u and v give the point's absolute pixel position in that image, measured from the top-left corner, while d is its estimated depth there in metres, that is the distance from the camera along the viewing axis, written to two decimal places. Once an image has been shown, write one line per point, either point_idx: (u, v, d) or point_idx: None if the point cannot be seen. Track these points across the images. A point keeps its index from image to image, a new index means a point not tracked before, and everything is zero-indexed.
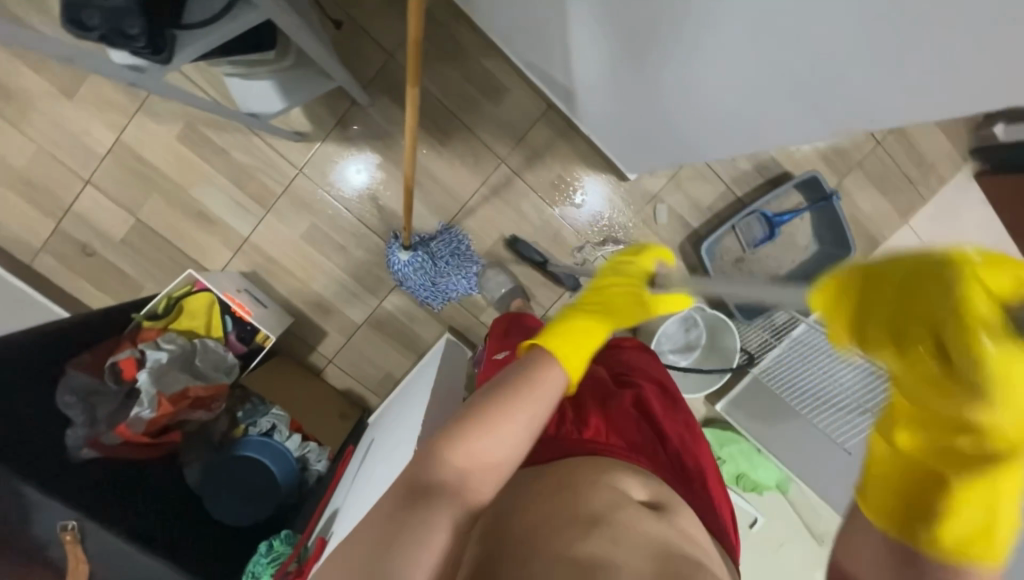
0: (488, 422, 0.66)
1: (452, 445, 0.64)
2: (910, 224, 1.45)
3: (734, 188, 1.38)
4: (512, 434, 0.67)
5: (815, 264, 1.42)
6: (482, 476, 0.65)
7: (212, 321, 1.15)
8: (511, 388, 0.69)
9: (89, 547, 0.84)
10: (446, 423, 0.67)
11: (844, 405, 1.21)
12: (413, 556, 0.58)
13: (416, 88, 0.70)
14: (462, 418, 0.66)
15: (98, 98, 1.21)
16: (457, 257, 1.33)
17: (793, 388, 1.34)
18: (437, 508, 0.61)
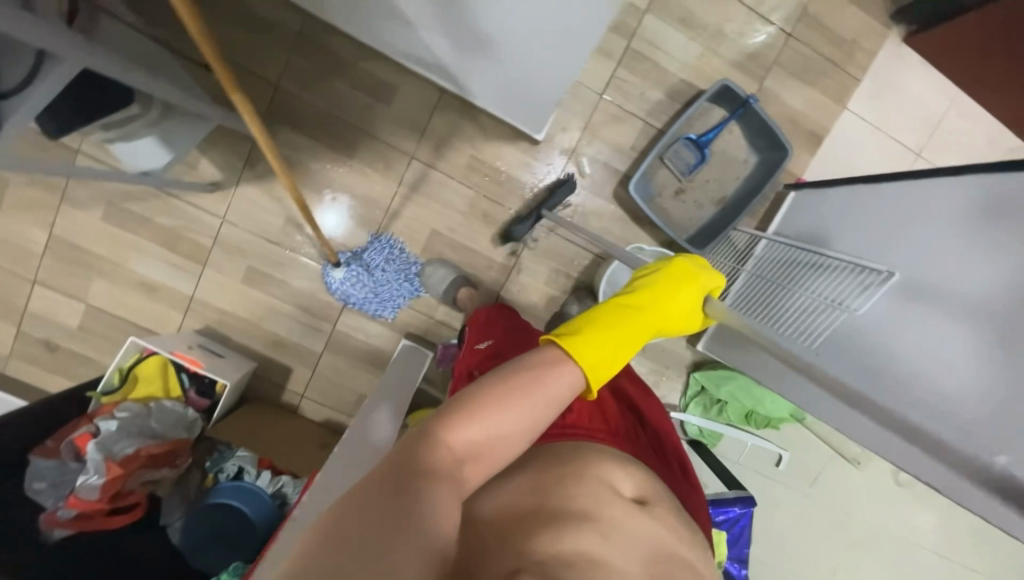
0: (486, 416, 0.58)
1: (455, 428, 0.57)
2: (849, 109, 1.37)
3: (652, 121, 1.33)
4: (511, 430, 0.60)
5: (759, 174, 1.35)
6: (476, 466, 0.58)
7: (168, 382, 1.18)
8: (524, 375, 0.63)
9: None
10: (445, 406, 0.59)
11: (804, 307, 1.09)
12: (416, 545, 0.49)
13: (237, 92, 0.69)
14: (465, 400, 0.59)
15: (22, 201, 1.27)
16: (394, 263, 1.33)
17: (758, 306, 1.20)
18: (433, 493, 0.53)
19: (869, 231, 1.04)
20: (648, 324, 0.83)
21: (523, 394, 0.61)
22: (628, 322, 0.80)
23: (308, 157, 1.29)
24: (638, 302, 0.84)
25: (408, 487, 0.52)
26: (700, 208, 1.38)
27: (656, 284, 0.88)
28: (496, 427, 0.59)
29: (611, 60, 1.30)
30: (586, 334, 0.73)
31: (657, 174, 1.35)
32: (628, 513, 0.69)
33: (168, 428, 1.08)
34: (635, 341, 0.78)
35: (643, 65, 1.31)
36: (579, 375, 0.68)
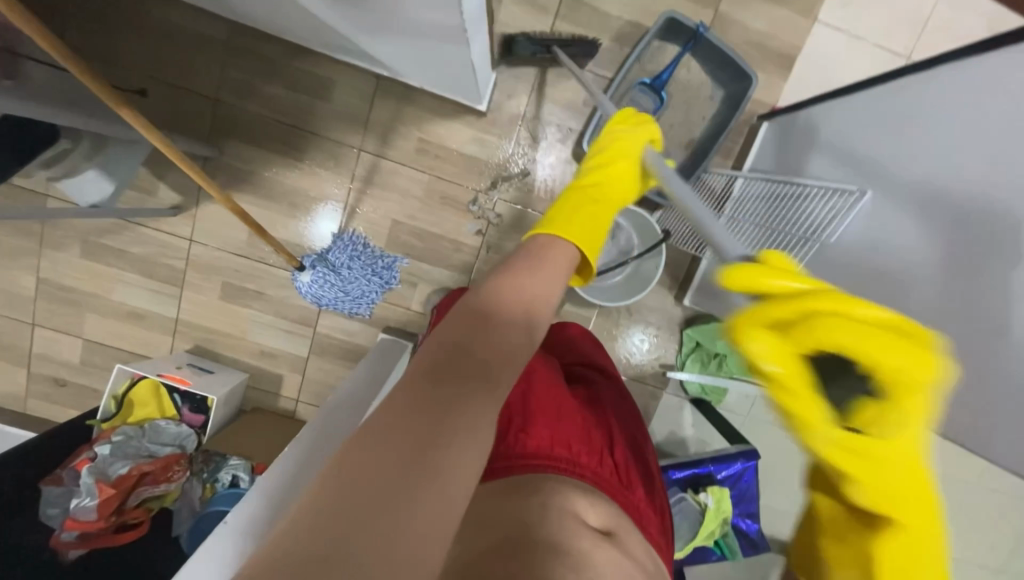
0: (508, 318, 0.53)
1: (470, 326, 0.50)
2: (821, 21, 1.24)
3: (601, 72, 1.26)
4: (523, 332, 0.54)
5: (726, 109, 1.25)
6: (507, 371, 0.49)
7: (162, 402, 1.23)
8: (517, 274, 0.59)
9: None
10: (453, 314, 0.52)
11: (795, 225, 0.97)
12: (458, 465, 0.38)
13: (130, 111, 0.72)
14: (468, 305, 0.53)
15: (7, 250, 1.34)
16: (359, 259, 1.33)
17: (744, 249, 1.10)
18: (469, 399, 0.43)
19: (861, 147, 0.89)
20: (615, 189, 0.80)
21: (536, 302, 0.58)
22: (598, 201, 0.77)
23: (259, 167, 1.29)
24: (601, 176, 0.79)
25: (461, 388, 0.43)
26: (668, 155, 1.30)
27: (617, 150, 0.81)
28: (505, 344, 0.51)
29: (548, 15, 1.22)
30: (563, 222, 0.72)
31: None
32: (595, 543, 0.60)
33: (166, 443, 1.18)
34: (606, 213, 0.76)
35: (583, 13, 1.22)
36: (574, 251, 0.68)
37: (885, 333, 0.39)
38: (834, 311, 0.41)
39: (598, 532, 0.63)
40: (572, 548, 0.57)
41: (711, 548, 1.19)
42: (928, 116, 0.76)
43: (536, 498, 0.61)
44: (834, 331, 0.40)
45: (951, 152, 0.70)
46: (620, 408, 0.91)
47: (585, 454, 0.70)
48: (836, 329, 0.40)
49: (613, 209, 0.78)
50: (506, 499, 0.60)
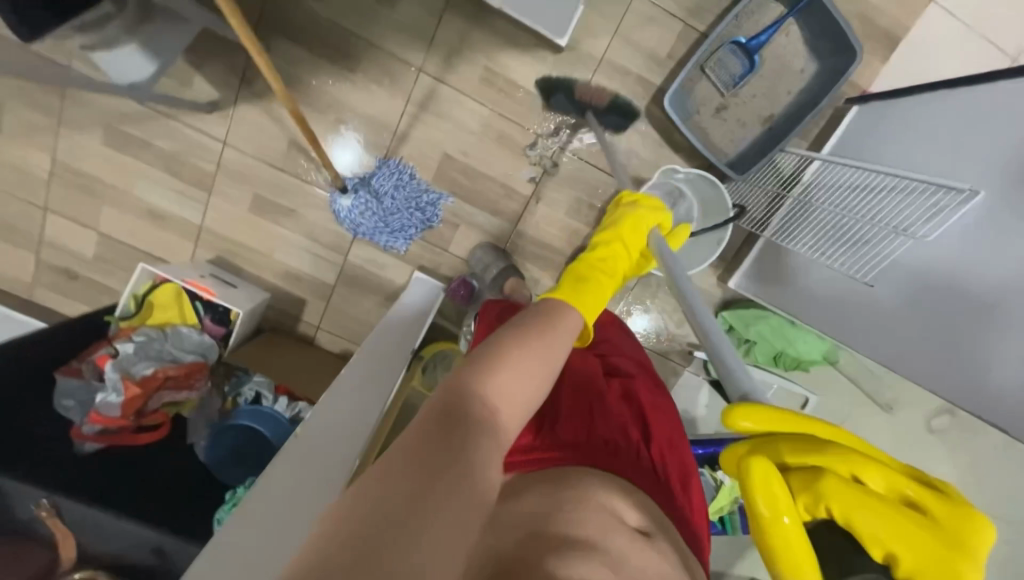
0: (517, 371, 0.61)
1: (483, 373, 0.59)
2: (936, 2, 1.14)
3: (693, 22, 1.15)
4: (530, 379, 0.62)
5: (817, 86, 1.17)
6: (510, 414, 0.59)
7: (184, 308, 1.17)
8: (532, 329, 0.67)
9: (68, 519, 0.90)
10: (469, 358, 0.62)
11: (879, 218, 0.95)
12: (454, 501, 0.47)
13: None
14: (484, 352, 0.62)
15: (21, 124, 1.23)
16: (404, 190, 1.25)
17: (819, 236, 1.05)
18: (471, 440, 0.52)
19: (963, 143, 0.87)
20: (617, 266, 0.86)
21: (527, 363, 0.63)
22: (597, 274, 0.82)
23: (307, 72, 1.18)
24: (606, 253, 0.86)
25: (438, 446, 0.49)
26: (743, 127, 1.22)
27: (618, 235, 0.88)
28: (510, 391, 0.59)
29: None
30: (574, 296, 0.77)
31: (696, 87, 1.19)
32: (632, 542, 0.56)
33: (189, 350, 1.12)
34: (605, 284, 0.81)
35: None
36: (576, 318, 0.72)
37: (888, 510, 0.43)
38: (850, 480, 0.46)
39: (638, 531, 0.58)
40: (604, 547, 0.53)
41: (714, 523, 1.23)
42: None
43: (564, 491, 0.58)
44: (835, 499, 0.44)
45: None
46: (660, 398, 0.80)
47: (618, 446, 0.66)
48: (844, 505, 0.44)
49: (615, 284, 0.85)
50: (531, 493, 0.58)
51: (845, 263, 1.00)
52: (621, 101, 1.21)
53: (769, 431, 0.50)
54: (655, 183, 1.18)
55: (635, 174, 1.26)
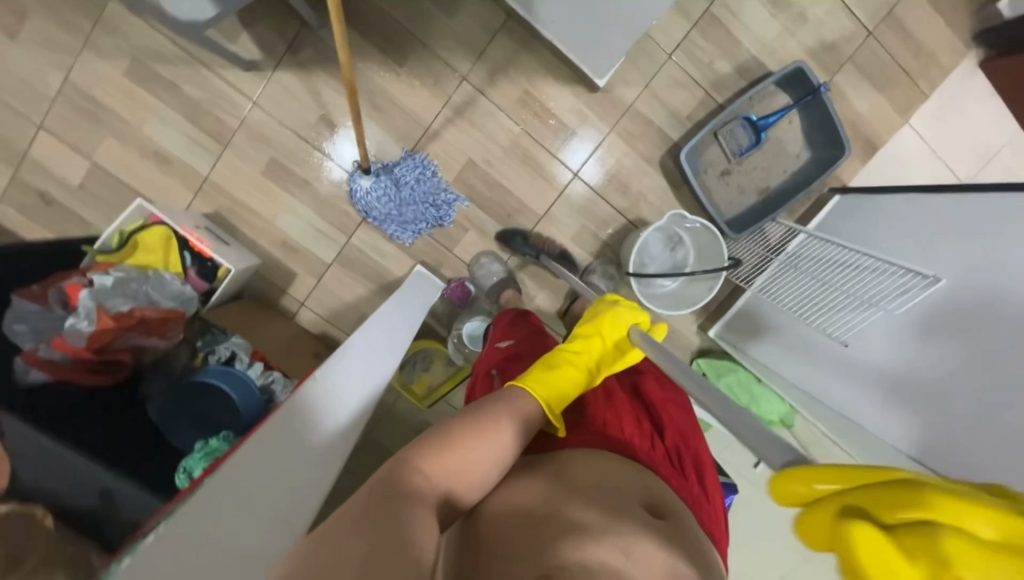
0: (480, 435, 0.60)
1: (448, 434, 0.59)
2: (910, 124, 1.35)
3: (714, 93, 1.29)
4: (494, 443, 0.60)
5: (809, 171, 1.32)
6: (468, 479, 0.58)
7: (170, 255, 1.11)
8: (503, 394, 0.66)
9: (9, 445, 0.80)
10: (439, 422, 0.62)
11: (853, 290, 1.05)
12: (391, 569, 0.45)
13: None
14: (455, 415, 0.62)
15: (42, 37, 1.19)
16: (424, 184, 1.27)
17: (801, 301, 1.14)
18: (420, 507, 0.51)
19: (940, 237, 0.98)
20: (595, 359, 0.76)
21: (476, 430, 0.59)
22: (571, 363, 0.73)
23: (356, 55, 1.22)
24: (581, 346, 0.77)
25: (371, 518, 0.49)
26: (742, 194, 1.34)
27: (596, 327, 0.80)
28: (471, 451, 0.58)
29: (688, 20, 1.25)
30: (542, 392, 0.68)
31: (706, 150, 1.32)
32: (651, 524, 0.59)
33: (166, 298, 1.05)
34: (579, 375, 0.72)
35: (718, 33, 1.26)
36: (534, 401, 0.66)
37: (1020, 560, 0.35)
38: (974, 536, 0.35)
39: (651, 515, 0.60)
40: (620, 531, 0.56)
41: None
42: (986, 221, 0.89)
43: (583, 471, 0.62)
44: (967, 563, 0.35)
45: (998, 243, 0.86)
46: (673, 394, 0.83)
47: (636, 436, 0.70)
48: (976, 567, 0.35)
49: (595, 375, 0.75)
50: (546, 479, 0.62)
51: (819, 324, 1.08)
52: (640, 146, 1.31)
53: (845, 482, 0.40)
54: (657, 227, 1.27)
55: (642, 215, 1.35)
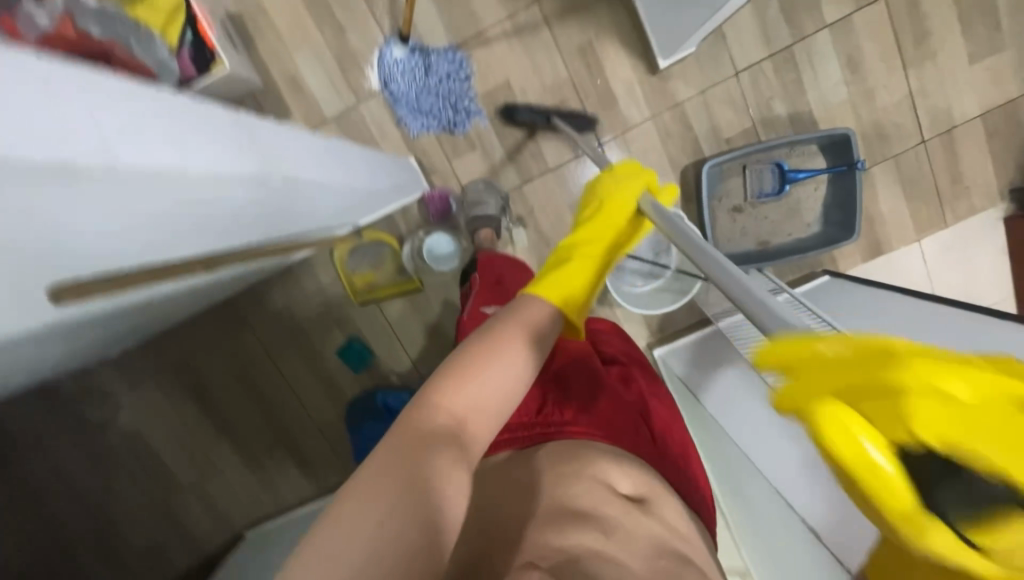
0: (496, 367, 0.59)
1: (462, 365, 0.58)
2: (920, 243, 1.35)
3: (760, 129, 1.28)
4: (511, 375, 0.60)
5: (812, 242, 1.31)
6: (492, 410, 0.58)
7: (170, 24, 1.03)
8: (509, 317, 0.64)
9: None
10: (451, 355, 0.60)
11: None
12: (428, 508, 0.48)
13: None
14: (466, 349, 0.60)
15: None
16: (450, 82, 1.22)
17: None
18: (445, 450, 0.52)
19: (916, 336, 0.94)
20: (608, 247, 0.77)
21: (487, 361, 0.58)
22: (580, 254, 0.74)
23: None
24: (589, 234, 0.77)
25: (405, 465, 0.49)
26: (742, 236, 1.33)
27: (609, 213, 0.78)
28: (491, 380, 0.58)
29: (766, 48, 1.23)
30: (558, 288, 0.70)
31: (729, 178, 1.30)
32: (630, 508, 0.63)
33: (148, 57, 0.98)
34: (589, 265, 0.74)
35: (788, 74, 1.25)
36: (545, 304, 0.67)
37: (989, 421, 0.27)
38: (871, 381, 0.30)
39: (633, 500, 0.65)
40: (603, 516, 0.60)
41: None
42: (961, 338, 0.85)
43: (573, 455, 0.68)
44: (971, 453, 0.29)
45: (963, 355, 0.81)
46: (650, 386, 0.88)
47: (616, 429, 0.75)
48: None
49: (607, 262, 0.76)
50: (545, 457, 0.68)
51: None
52: (670, 147, 1.29)
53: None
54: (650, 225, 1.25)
55: None
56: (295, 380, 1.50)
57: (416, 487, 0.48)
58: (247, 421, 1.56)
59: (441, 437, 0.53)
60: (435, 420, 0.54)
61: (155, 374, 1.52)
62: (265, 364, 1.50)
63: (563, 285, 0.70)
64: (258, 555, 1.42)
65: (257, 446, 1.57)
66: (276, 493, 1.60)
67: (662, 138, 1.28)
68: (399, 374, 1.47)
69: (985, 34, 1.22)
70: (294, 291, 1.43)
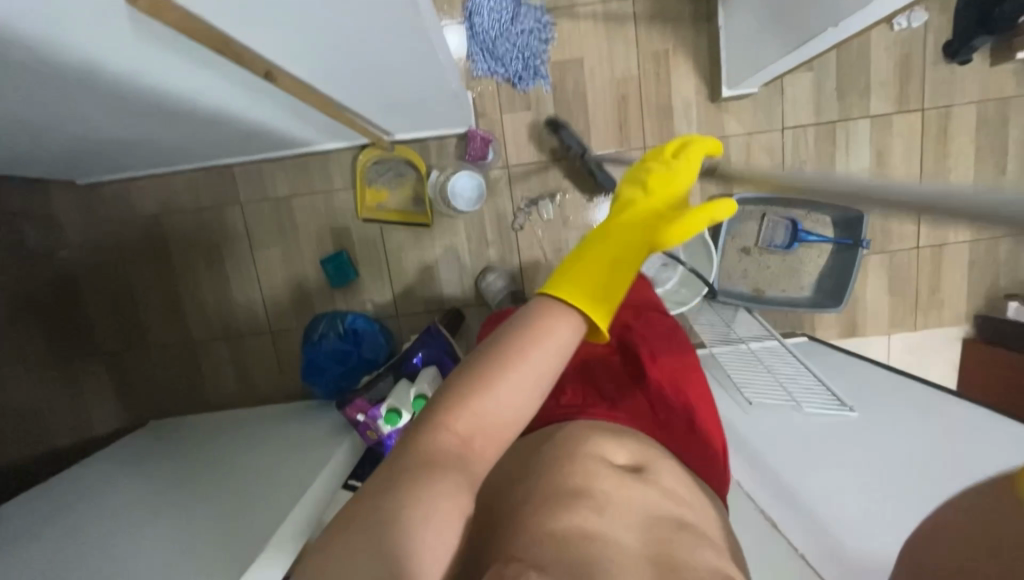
0: (491, 397, 0.58)
1: (456, 397, 0.59)
2: (889, 337, 1.45)
3: (786, 186, 1.36)
4: (507, 403, 0.59)
5: (802, 304, 1.38)
6: (485, 438, 0.58)
7: None
8: (516, 334, 0.60)
9: None
10: (449, 380, 0.61)
11: (793, 389, 1.04)
12: (412, 546, 0.51)
13: None
14: (464, 377, 0.60)
15: None
16: (530, 40, 1.25)
17: (742, 379, 1.11)
18: (430, 487, 0.54)
19: (890, 401, 0.98)
20: (648, 239, 0.68)
21: (480, 389, 0.58)
22: (612, 243, 0.67)
23: None
24: (625, 223, 0.70)
25: (385, 507, 0.52)
26: (743, 278, 1.39)
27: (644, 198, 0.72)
28: (485, 406, 0.58)
29: (814, 116, 1.33)
30: (585, 282, 0.63)
31: (747, 221, 1.37)
32: (622, 480, 0.64)
33: None
34: (624, 255, 0.66)
35: (825, 147, 1.35)
36: (568, 306, 0.62)
37: None
38: None
39: (626, 470, 0.67)
40: (597, 493, 0.61)
41: None
42: (920, 406, 0.95)
43: (567, 432, 0.70)
44: None
45: (919, 420, 0.92)
46: (659, 343, 0.87)
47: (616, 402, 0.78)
48: None
49: (647, 250, 0.68)
50: (551, 440, 0.70)
51: (754, 395, 1.05)
52: (706, 174, 1.35)
53: None
54: None
55: None
56: (266, 274, 1.42)
57: (396, 531, 0.51)
58: (196, 301, 1.44)
59: (444, 464, 0.55)
60: (437, 445, 0.56)
61: (120, 219, 1.41)
62: (241, 248, 1.41)
63: (590, 279, 0.63)
64: (157, 441, 1.29)
65: (196, 331, 1.46)
66: (199, 387, 1.48)
67: None
68: (375, 304, 1.42)
69: (992, 174, 1.37)
70: (300, 183, 1.36)
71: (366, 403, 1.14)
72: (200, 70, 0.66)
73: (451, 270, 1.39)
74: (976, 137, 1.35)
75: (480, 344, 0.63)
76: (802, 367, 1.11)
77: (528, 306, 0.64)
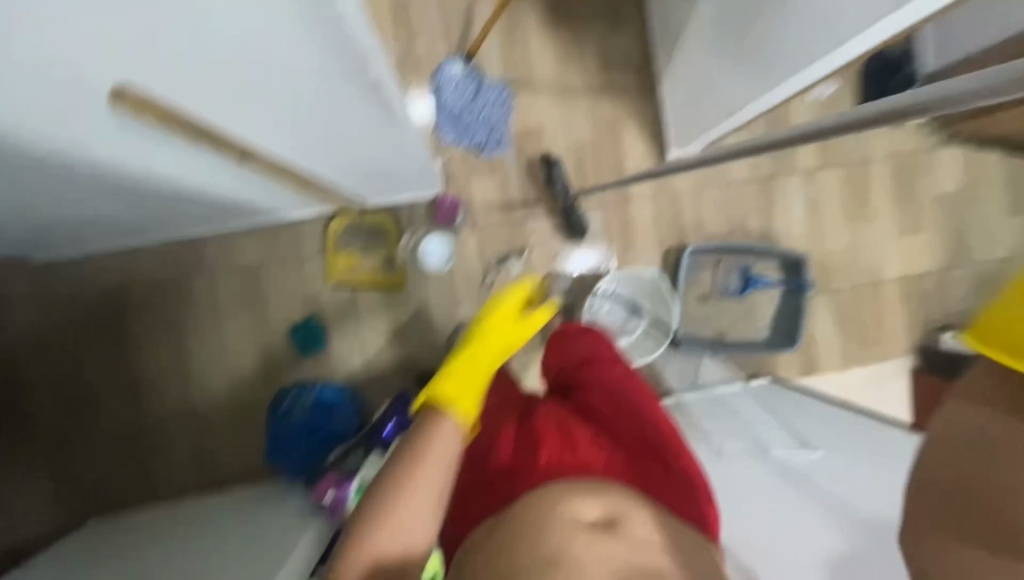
0: (388, 525, 0.78)
1: (364, 528, 0.78)
2: (845, 371, 1.53)
3: (736, 235, 1.47)
4: (404, 524, 0.78)
5: (762, 345, 1.46)
6: (389, 558, 0.77)
7: None
8: (407, 464, 0.81)
9: None
10: (360, 510, 0.80)
11: (761, 433, 1.12)
12: None
13: None
14: (371, 507, 0.79)
15: None
16: (493, 112, 1.35)
17: (713, 426, 1.18)
18: None
19: (850, 437, 1.03)
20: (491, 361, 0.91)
21: (382, 521, 0.78)
22: (463, 366, 0.89)
23: None
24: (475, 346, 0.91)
25: None
26: (706, 322, 1.46)
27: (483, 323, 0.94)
28: (384, 533, 0.77)
29: (752, 173, 1.47)
30: (441, 396, 0.87)
31: (704, 269, 1.46)
32: (596, 537, 0.65)
33: None
34: (472, 379, 0.89)
35: (764, 199, 1.48)
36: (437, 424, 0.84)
37: None
38: None
39: (599, 526, 0.67)
40: (571, 558, 0.62)
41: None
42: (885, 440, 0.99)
43: (541, 496, 0.72)
44: None
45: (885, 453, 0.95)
46: (622, 393, 0.89)
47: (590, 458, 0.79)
48: None
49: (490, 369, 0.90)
50: (524, 509, 0.70)
51: (729, 442, 1.11)
52: (662, 227, 1.45)
53: None
54: (631, 287, 1.37)
55: None
56: (231, 344, 1.38)
57: None
58: (153, 375, 1.37)
59: None
60: (352, 568, 0.76)
61: (74, 293, 1.35)
62: (205, 317, 1.37)
63: (443, 397, 0.87)
64: (103, 535, 1.18)
65: (152, 408, 1.37)
66: (153, 469, 1.38)
67: (657, 217, 1.44)
68: (346, 369, 1.39)
69: (910, 218, 1.53)
70: (269, 251, 1.36)
71: (336, 479, 1.12)
72: (178, 157, 0.68)
73: (424, 330, 1.39)
74: (892, 187, 1.52)
75: (386, 469, 0.84)
76: (766, 408, 1.22)
77: (412, 432, 0.85)
